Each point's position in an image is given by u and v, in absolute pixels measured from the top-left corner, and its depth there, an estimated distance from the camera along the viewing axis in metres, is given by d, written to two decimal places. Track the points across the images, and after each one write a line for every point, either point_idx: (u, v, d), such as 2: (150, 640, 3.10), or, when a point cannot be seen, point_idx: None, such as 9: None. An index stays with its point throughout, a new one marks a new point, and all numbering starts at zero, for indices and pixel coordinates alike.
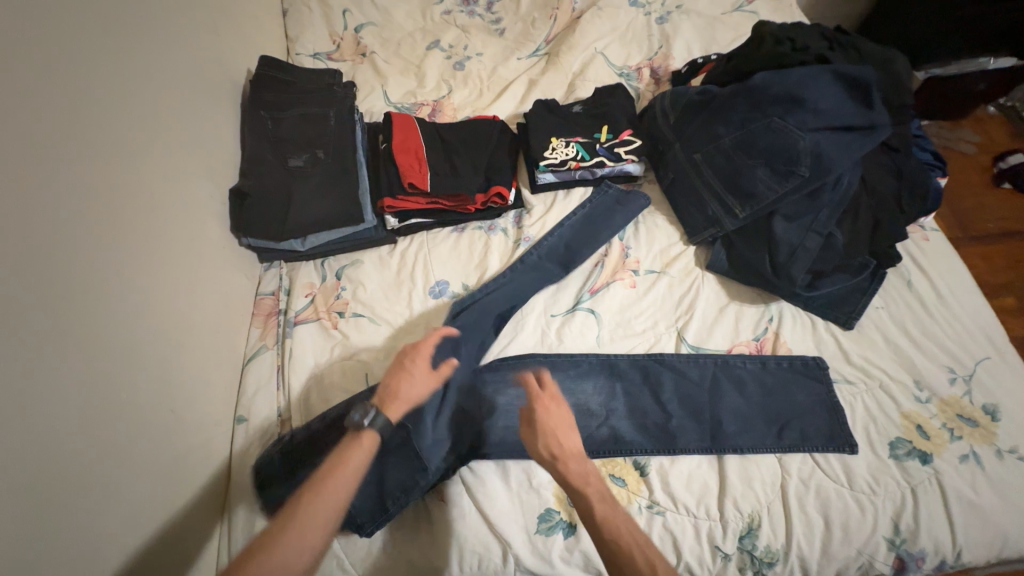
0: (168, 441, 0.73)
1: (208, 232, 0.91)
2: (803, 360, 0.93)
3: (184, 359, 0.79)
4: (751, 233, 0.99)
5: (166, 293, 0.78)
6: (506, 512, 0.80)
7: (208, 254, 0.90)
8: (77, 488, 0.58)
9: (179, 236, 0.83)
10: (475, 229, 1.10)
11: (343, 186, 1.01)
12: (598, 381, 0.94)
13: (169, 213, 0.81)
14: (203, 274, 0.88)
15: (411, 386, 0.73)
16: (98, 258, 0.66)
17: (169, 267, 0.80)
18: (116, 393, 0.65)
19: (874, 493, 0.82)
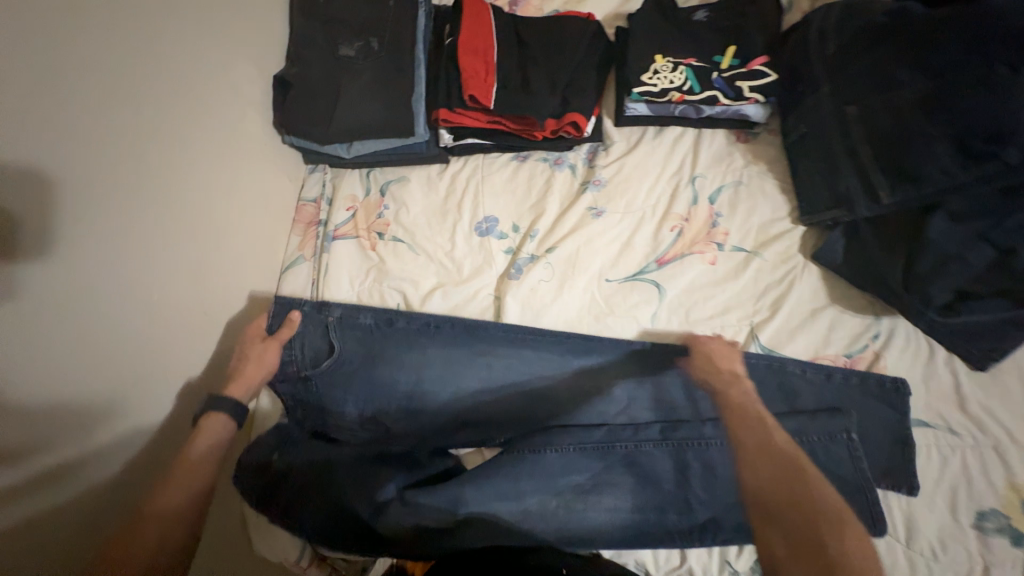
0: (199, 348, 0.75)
1: (242, 129, 0.83)
2: (880, 381, 0.77)
3: (214, 268, 0.78)
4: (890, 225, 0.77)
5: (193, 198, 0.74)
6: (513, 480, 0.78)
7: (240, 154, 0.83)
8: (98, 385, 0.60)
9: (207, 135, 0.76)
10: (539, 161, 0.94)
11: (395, 88, 0.86)
12: (639, 365, 0.83)
13: (194, 105, 0.73)
14: (237, 179, 0.82)
15: (254, 363, 0.76)
16: (115, 150, 0.61)
17: (198, 166, 0.74)
18: (133, 302, 0.64)
19: (934, 558, 0.71)
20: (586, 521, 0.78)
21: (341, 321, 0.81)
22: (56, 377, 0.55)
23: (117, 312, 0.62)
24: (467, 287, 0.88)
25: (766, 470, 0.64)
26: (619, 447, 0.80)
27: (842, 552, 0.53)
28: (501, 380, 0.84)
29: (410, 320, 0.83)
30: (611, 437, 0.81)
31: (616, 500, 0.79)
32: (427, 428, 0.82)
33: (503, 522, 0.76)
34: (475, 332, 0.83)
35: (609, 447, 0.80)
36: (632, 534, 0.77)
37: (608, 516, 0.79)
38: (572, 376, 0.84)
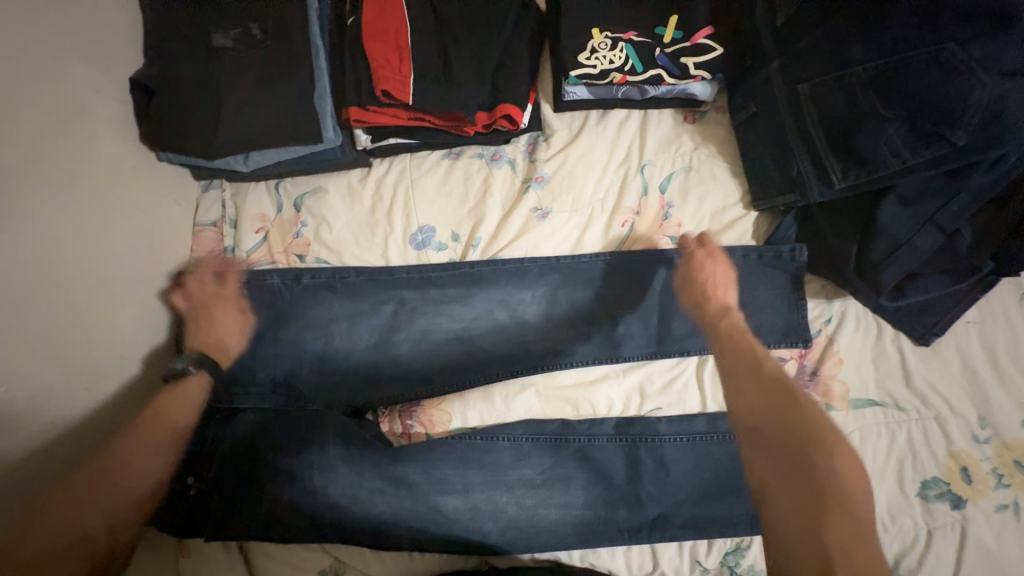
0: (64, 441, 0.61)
1: (93, 153, 0.66)
2: (777, 252, 0.78)
3: (82, 335, 0.63)
4: (842, 211, 0.73)
5: (33, 256, 0.58)
6: (463, 469, 0.77)
7: (96, 186, 0.66)
8: None
9: (39, 171, 0.59)
10: (474, 158, 0.84)
11: (291, 85, 0.72)
12: (586, 353, 0.80)
13: (12, 135, 0.56)
14: (95, 220, 0.66)
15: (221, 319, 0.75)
16: None
17: (43, 209, 0.59)
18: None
19: (884, 530, 0.74)
20: (536, 518, 0.76)
21: (249, 284, 0.77)
22: None
23: None
24: (406, 304, 0.80)
25: (749, 387, 0.59)
26: (572, 441, 0.78)
27: (835, 475, 0.49)
28: (420, 333, 0.80)
29: (315, 275, 0.79)
30: (564, 430, 0.78)
31: (569, 494, 0.77)
32: (362, 461, 0.75)
33: (446, 513, 0.75)
34: (378, 278, 0.80)
35: (564, 432, 0.78)
36: (584, 532, 0.76)
37: (561, 514, 0.76)
38: (515, 341, 0.81)
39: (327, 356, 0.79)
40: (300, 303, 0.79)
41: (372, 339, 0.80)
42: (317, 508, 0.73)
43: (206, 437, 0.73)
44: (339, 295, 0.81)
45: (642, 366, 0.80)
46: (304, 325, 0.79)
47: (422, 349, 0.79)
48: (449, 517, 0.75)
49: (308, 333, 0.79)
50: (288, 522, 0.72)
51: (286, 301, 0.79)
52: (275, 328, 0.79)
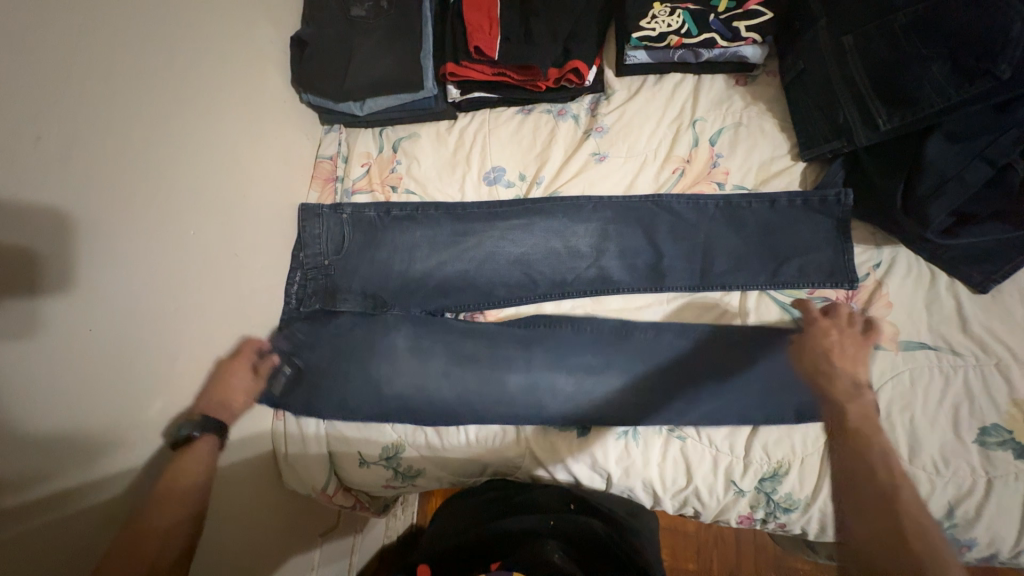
0: (218, 292, 0.79)
1: (251, 84, 0.87)
2: (822, 195, 0.83)
3: (236, 215, 0.83)
4: (889, 154, 0.78)
5: (209, 147, 0.78)
6: (529, 352, 0.86)
7: (254, 108, 0.87)
8: (158, 317, 0.69)
9: (216, 88, 0.80)
10: (543, 113, 0.98)
11: (404, 45, 0.91)
12: (633, 280, 0.88)
13: (201, 64, 0.77)
14: (250, 132, 0.86)
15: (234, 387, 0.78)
16: (162, 114, 0.70)
17: (226, 125, 0.81)
18: (156, 239, 0.69)
19: (937, 473, 0.73)
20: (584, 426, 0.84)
21: (353, 217, 0.93)
22: (130, 308, 0.65)
23: (171, 253, 0.71)
24: (477, 234, 0.92)
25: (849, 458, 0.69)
26: (635, 334, 0.85)
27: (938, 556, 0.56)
28: (487, 254, 0.91)
29: (403, 208, 0.94)
30: (626, 326, 0.85)
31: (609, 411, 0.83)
32: (428, 352, 0.88)
33: (498, 407, 0.84)
34: (454, 212, 0.93)
35: (608, 345, 0.85)
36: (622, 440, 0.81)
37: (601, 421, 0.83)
38: (569, 268, 0.90)
39: (405, 272, 0.92)
40: (389, 228, 0.93)
41: (443, 259, 0.92)
42: (384, 397, 0.85)
43: (314, 330, 0.88)
44: (426, 212, 0.94)
45: (682, 297, 0.87)
46: (387, 242, 0.93)
47: (489, 271, 0.91)
48: (512, 393, 0.85)
49: (390, 253, 0.92)
50: (367, 399, 0.85)
51: (376, 224, 0.94)
52: (372, 239, 0.93)
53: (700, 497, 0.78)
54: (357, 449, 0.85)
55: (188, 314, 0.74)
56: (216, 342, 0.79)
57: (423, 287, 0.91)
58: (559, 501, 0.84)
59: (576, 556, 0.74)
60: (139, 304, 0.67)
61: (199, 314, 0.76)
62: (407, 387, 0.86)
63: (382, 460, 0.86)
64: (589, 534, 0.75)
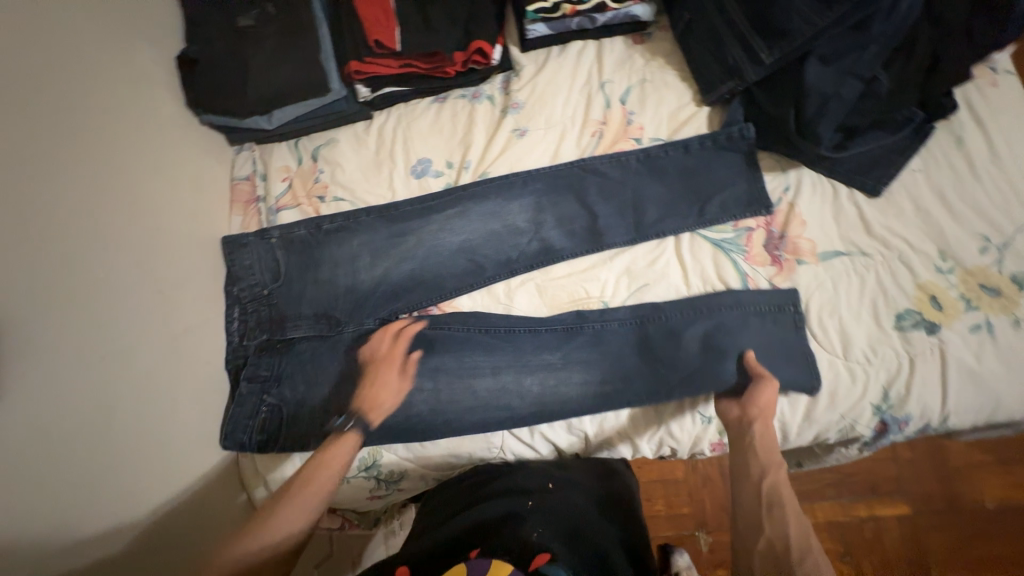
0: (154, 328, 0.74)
1: (145, 107, 0.82)
2: (728, 134, 0.89)
3: (154, 246, 0.78)
4: (777, 85, 0.85)
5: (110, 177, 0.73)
6: (485, 341, 0.87)
7: (151, 132, 0.82)
8: (87, 367, 0.64)
9: (107, 113, 0.74)
10: (458, 98, 0.98)
11: (302, 49, 0.88)
12: (575, 244, 0.90)
13: (84, 92, 0.72)
14: (150, 157, 0.81)
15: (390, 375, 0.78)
16: (52, 149, 0.65)
17: (122, 155, 0.76)
18: (67, 284, 0.64)
19: (868, 363, 0.80)
20: (557, 393, 0.85)
21: (283, 239, 0.90)
22: (53, 363, 0.60)
23: (87, 297, 0.66)
24: (416, 229, 0.91)
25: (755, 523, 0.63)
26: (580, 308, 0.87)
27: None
28: (430, 249, 0.90)
29: (335, 220, 0.91)
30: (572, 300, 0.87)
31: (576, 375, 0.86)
32: None
33: (477, 398, 0.85)
34: (387, 214, 0.92)
35: (562, 319, 0.87)
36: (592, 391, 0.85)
37: (569, 384, 0.85)
38: (512, 246, 0.91)
39: (351, 283, 0.88)
40: (325, 242, 0.90)
41: (387, 265, 0.89)
42: None
43: (278, 363, 0.85)
44: (358, 221, 0.91)
45: (624, 251, 0.90)
46: (323, 255, 0.90)
47: (434, 264, 0.90)
48: (481, 388, 0.85)
49: (331, 268, 0.89)
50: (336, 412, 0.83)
51: (312, 240, 0.90)
52: (311, 255, 0.90)
53: (673, 435, 0.83)
54: None
55: (122, 359, 0.69)
56: (161, 380, 0.74)
57: (369, 294, 0.88)
58: (541, 479, 0.78)
59: (566, 532, 0.67)
60: (63, 355, 0.61)
61: (135, 357, 0.71)
62: None
63: (362, 472, 0.84)
64: (574, 515, 0.71)
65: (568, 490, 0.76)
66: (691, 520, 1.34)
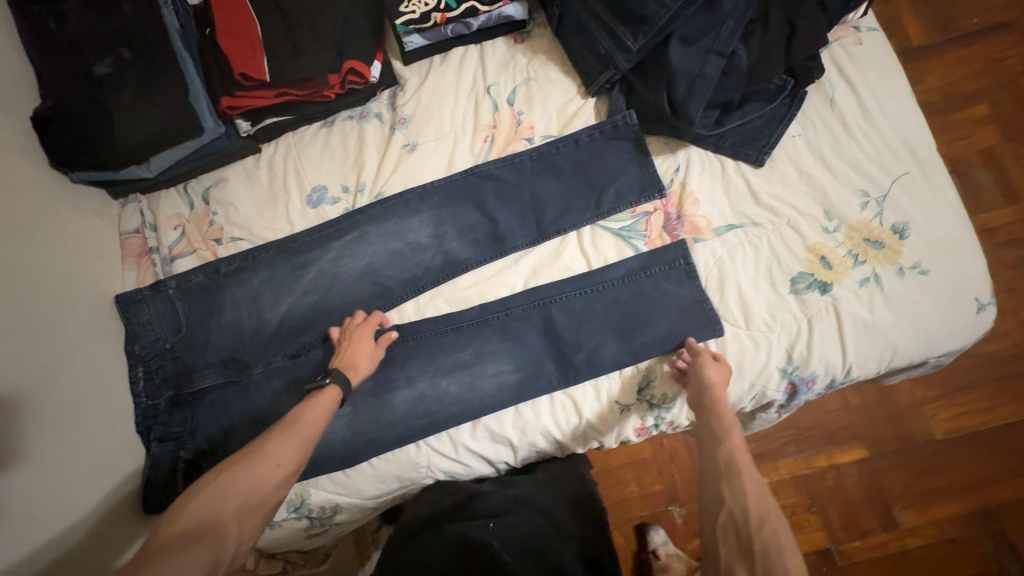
0: (58, 403, 0.73)
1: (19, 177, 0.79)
2: (613, 123, 0.90)
3: (49, 318, 0.76)
4: (649, 69, 0.85)
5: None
6: (399, 364, 0.86)
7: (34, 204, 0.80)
8: None
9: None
10: (346, 120, 0.96)
11: (167, 92, 0.85)
12: (479, 251, 0.90)
13: None
14: (32, 228, 0.79)
15: (360, 343, 0.81)
16: None
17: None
18: None
19: (769, 330, 0.82)
20: (479, 404, 0.83)
21: (180, 289, 0.87)
22: None
23: None
24: (317, 260, 0.89)
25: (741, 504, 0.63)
26: (492, 318, 0.87)
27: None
28: (334, 278, 0.89)
29: (232, 262, 0.89)
30: (483, 312, 0.87)
31: (498, 385, 0.84)
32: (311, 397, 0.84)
33: (397, 428, 0.83)
34: (286, 248, 0.89)
35: (475, 331, 0.86)
36: (512, 401, 0.84)
37: (489, 393, 0.84)
38: (417, 263, 0.90)
39: (257, 324, 0.86)
40: (226, 287, 0.88)
41: (292, 299, 0.88)
42: None
43: (190, 417, 0.83)
44: (257, 260, 0.89)
45: (528, 252, 0.90)
46: (225, 300, 0.87)
47: (340, 293, 0.88)
48: (401, 408, 0.84)
49: (232, 313, 0.86)
50: None
51: (212, 288, 0.88)
52: (212, 302, 0.87)
53: (595, 428, 0.84)
54: None
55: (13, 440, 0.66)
56: (71, 454, 0.73)
57: (275, 332, 0.86)
58: (507, 503, 0.77)
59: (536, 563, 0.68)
60: None
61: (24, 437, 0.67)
62: None
63: (292, 513, 0.83)
64: (535, 537, 0.72)
65: (529, 512, 0.76)
66: (663, 495, 1.37)
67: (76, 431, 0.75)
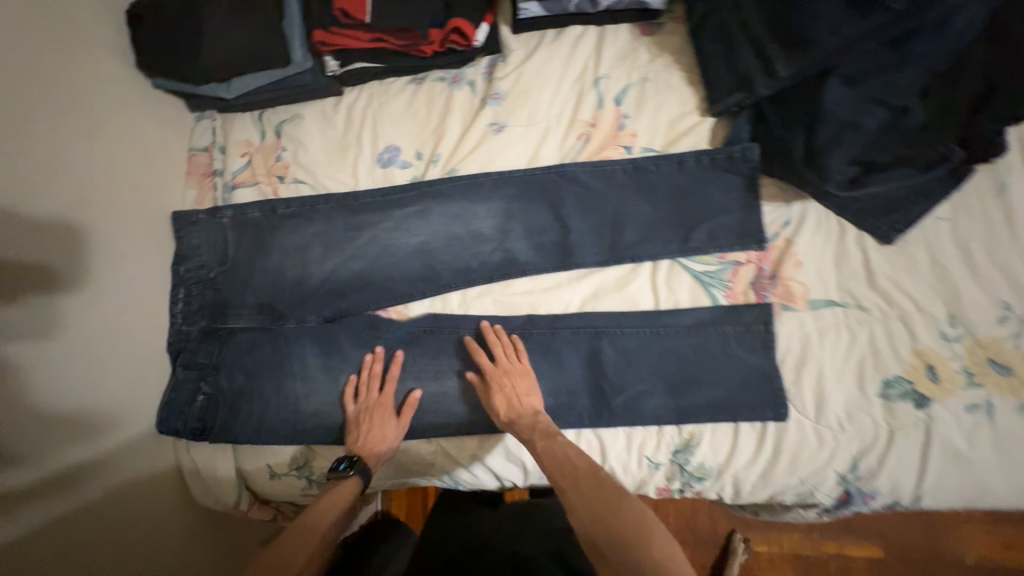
0: (95, 310, 0.74)
1: (93, 88, 0.76)
2: (728, 153, 0.78)
3: (102, 225, 0.76)
4: (793, 101, 0.72)
5: (56, 170, 0.70)
6: (432, 354, 0.82)
7: (108, 119, 0.78)
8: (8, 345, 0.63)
9: (51, 91, 0.71)
10: (437, 81, 0.89)
11: (262, 14, 0.80)
12: (542, 258, 0.83)
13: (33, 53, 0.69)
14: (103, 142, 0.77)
15: (380, 420, 0.78)
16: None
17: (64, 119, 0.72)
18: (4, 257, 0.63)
19: (841, 430, 0.73)
20: None
21: (234, 221, 0.84)
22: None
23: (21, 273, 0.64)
24: (373, 224, 0.85)
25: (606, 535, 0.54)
26: (537, 333, 0.81)
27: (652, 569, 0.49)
28: (386, 249, 0.84)
29: (290, 206, 0.85)
30: (530, 324, 0.81)
31: None
32: (339, 363, 0.82)
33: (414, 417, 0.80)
34: (346, 205, 0.85)
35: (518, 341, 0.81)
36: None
37: None
38: (474, 254, 0.84)
39: (300, 277, 0.83)
40: (278, 231, 0.85)
41: (340, 260, 0.84)
42: (301, 415, 0.81)
43: (217, 351, 0.82)
44: (314, 209, 0.85)
45: (594, 272, 0.82)
46: (274, 243, 0.84)
47: (389, 266, 0.83)
48: (424, 399, 0.81)
49: (279, 259, 0.84)
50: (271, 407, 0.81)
51: (266, 230, 0.85)
52: (262, 242, 0.84)
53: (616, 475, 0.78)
54: (266, 462, 0.82)
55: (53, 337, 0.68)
56: (102, 365, 0.74)
57: (315, 290, 0.83)
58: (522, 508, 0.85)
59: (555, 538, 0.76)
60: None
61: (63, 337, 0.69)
62: (316, 397, 0.82)
63: (293, 471, 0.82)
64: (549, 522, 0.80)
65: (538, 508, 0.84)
66: None
67: (107, 355, 0.75)
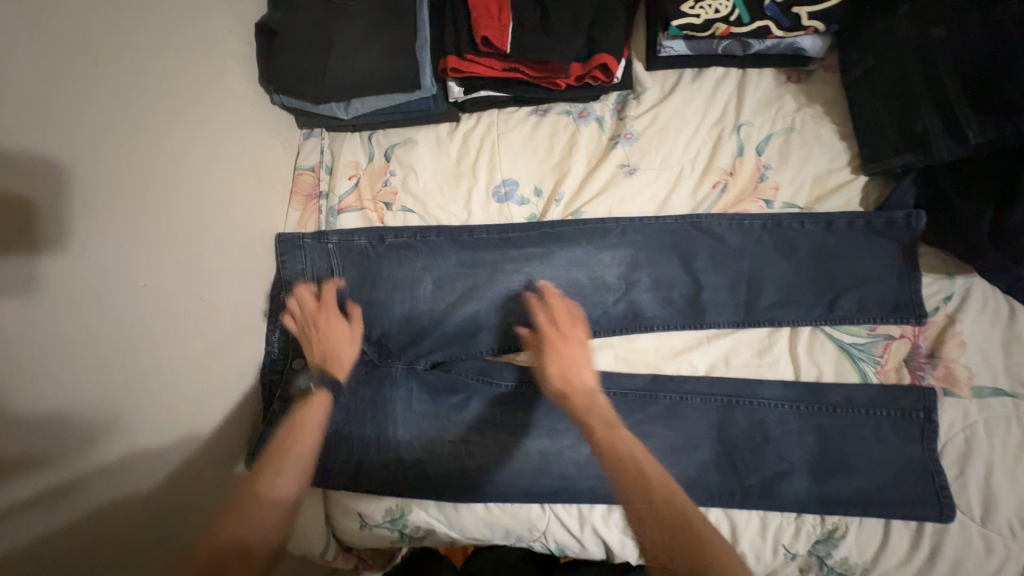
0: (206, 337, 0.70)
1: (175, 76, 0.66)
2: (889, 218, 0.71)
3: (223, 247, 0.73)
4: (975, 170, 0.66)
5: (148, 179, 0.62)
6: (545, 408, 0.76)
7: (203, 124, 0.70)
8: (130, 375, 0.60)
9: (197, 108, 0.69)
10: (562, 115, 0.84)
11: (395, 36, 0.76)
12: (669, 313, 0.77)
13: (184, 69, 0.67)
14: (158, 123, 0.63)
15: (330, 329, 0.76)
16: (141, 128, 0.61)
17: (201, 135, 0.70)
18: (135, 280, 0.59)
19: (1013, 538, 0.65)
20: None
21: (340, 247, 0.79)
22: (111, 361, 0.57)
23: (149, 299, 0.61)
24: (488, 263, 0.79)
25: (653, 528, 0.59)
26: (663, 396, 0.74)
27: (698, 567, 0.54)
28: (502, 290, 0.78)
29: (400, 235, 0.79)
30: (655, 385, 0.75)
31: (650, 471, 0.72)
32: (444, 410, 0.77)
33: (523, 477, 0.74)
34: (459, 239, 0.79)
35: (641, 403, 0.75)
36: None
37: None
38: (596, 303, 0.78)
39: (408, 313, 0.78)
40: (386, 262, 0.79)
41: (451, 298, 0.78)
42: (401, 464, 0.75)
43: None
44: (425, 241, 0.79)
45: (725, 333, 0.76)
46: (381, 276, 0.79)
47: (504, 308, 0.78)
48: (534, 458, 0.75)
49: (386, 292, 0.78)
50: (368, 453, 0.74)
51: (373, 260, 0.79)
52: (368, 273, 0.79)
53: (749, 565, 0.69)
54: (357, 509, 0.74)
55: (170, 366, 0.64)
56: (211, 392, 0.71)
57: (424, 329, 0.78)
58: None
59: None
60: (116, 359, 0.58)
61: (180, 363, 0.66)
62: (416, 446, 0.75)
63: (386, 522, 0.74)
64: None
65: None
66: None
67: (215, 383, 0.71)
